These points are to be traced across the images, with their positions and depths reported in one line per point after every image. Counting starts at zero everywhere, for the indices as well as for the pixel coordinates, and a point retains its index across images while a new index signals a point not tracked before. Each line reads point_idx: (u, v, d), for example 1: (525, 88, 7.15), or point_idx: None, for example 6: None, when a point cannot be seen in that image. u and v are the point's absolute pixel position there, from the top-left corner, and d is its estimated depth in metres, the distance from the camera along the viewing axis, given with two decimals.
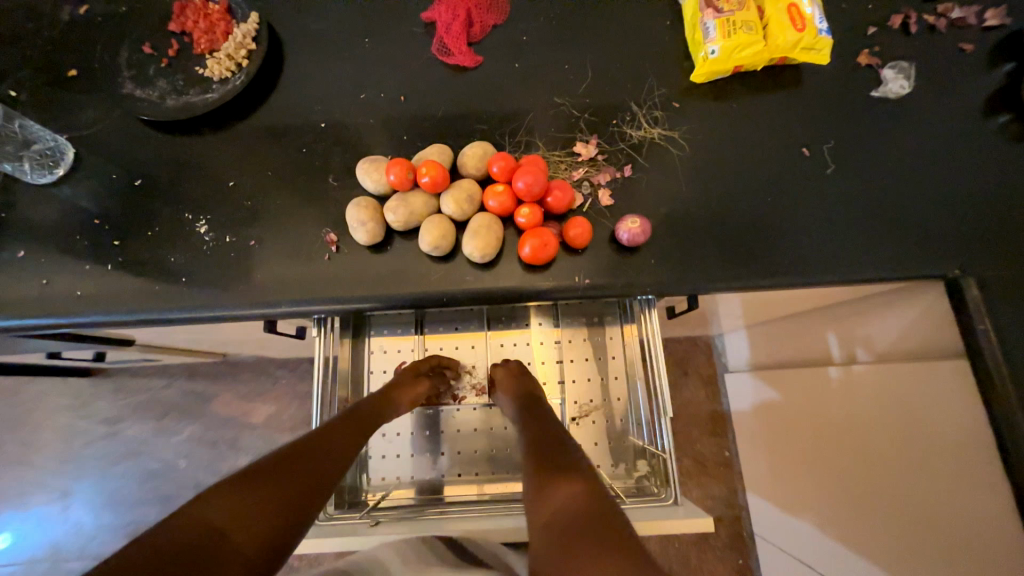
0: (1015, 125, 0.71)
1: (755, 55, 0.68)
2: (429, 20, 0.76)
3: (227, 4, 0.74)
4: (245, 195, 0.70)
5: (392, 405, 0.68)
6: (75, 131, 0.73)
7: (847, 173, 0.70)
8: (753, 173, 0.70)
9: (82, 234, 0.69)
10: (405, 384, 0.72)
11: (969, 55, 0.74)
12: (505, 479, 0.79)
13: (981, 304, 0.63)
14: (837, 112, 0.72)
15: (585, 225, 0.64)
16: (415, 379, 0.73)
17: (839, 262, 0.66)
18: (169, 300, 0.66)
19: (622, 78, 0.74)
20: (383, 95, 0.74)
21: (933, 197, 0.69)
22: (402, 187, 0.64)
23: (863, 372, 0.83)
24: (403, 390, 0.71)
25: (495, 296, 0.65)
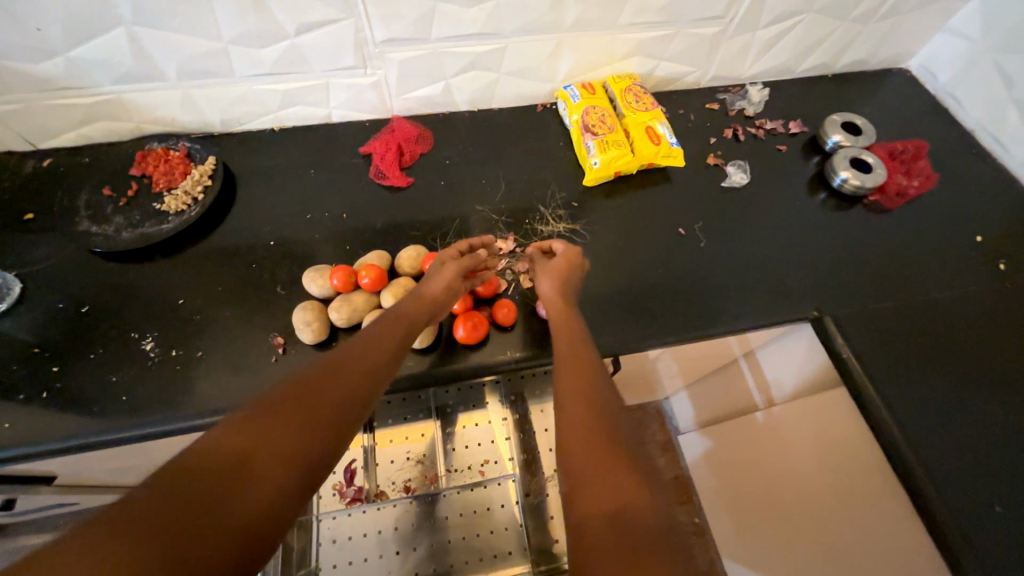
0: (830, 199, 0.93)
1: (628, 162, 0.88)
2: (366, 153, 0.92)
3: (187, 151, 0.86)
4: (195, 310, 0.75)
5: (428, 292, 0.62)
6: (23, 267, 0.77)
7: (717, 245, 0.86)
8: (645, 250, 0.85)
9: (17, 365, 0.69)
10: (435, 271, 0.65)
11: (786, 153, 0.99)
12: (462, 571, 0.85)
13: (839, 336, 0.78)
14: (700, 199, 0.91)
15: (510, 306, 0.74)
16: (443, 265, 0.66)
17: (726, 315, 0.79)
18: (107, 420, 0.66)
19: (530, 187, 0.90)
20: (327, 214, 0.85)
21: (785, 257, 0.86)
22: (344, 289, 0.72)
23: (781, 413, 0.93)
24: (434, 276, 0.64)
25: (435, 377, 0.71)
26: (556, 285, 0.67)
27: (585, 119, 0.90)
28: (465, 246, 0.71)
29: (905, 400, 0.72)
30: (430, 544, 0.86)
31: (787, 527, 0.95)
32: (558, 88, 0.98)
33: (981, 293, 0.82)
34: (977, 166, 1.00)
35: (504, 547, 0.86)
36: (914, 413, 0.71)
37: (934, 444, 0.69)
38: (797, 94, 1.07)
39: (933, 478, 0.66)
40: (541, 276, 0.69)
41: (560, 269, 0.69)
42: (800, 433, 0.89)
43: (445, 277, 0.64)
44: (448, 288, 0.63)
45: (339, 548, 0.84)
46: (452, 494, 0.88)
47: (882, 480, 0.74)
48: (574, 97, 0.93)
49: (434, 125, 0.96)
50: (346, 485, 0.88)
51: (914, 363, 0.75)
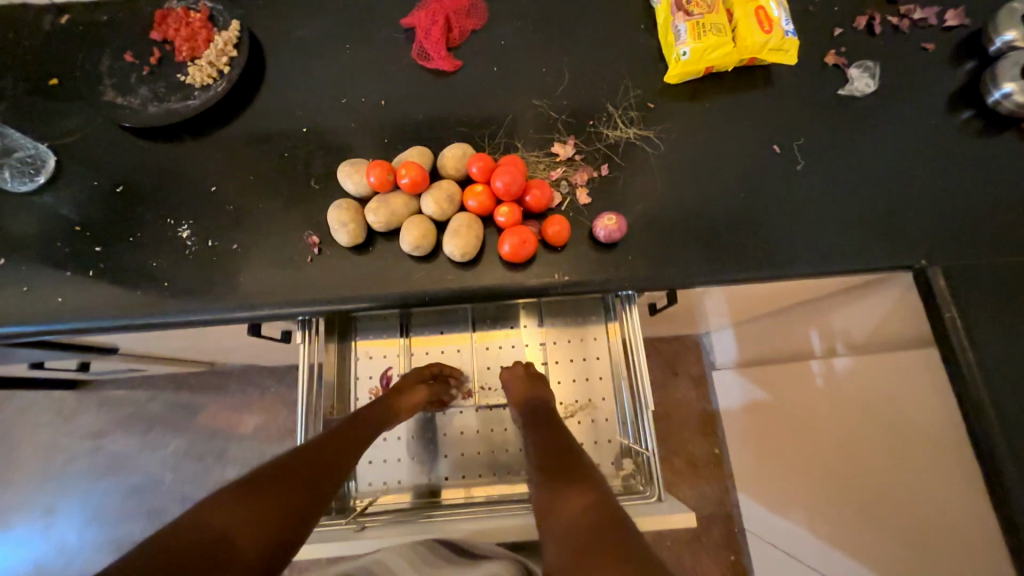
0: (976, 121, 0.74)
1: (725, 56, 0.71)
2: (408, 26, 0.78)
3: (208, 13, 0.75)
4: (228, 199, 0.70)
5: (392, 411, 0.71)
6: (55, 140, 0.73)
7: (816, 169, 0.72)
8: (726, 170, 0.71)
9: (63, 242, 0.69)
10: (404, 390, 0.74)
11: (931, 54, 0.77)
12: (493, 482, 0.80)
13: (947, 292, 0.66)
14: (806, 110, 0.74)
15: (562, 222, 0.65)
16: (414, 385, 0.75)
17: (812, 255, 0.68)
18: (152, 305, 0.66)
19: (597, 81, 0.75)
20: (363, 100, 0.75)
21: (900, 190, 0.71)
22: (382, 189, 0.65)
23: (841, 368, 0.85)
24: (402, 397, 0.73)
25: (475, 294, 0.66)
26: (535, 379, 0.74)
27: None
28: (436, 368, 0.79)
29: (1009, 373, 0.63)
30: (461, 452, 0.82)
31: (827, 480, 0.92)
32: None
33: None
34: None
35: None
36: (1014, 388, 0.62)
37: None
38: None
39: (1016, 461, 0.60)
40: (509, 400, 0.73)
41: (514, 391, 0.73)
42: (860, 395, 0.81)
43: (408, 405, 0.73)
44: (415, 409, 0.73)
45: None
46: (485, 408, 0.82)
47: (956, 453, 0.66)
48: None
49: None
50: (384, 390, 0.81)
51: None
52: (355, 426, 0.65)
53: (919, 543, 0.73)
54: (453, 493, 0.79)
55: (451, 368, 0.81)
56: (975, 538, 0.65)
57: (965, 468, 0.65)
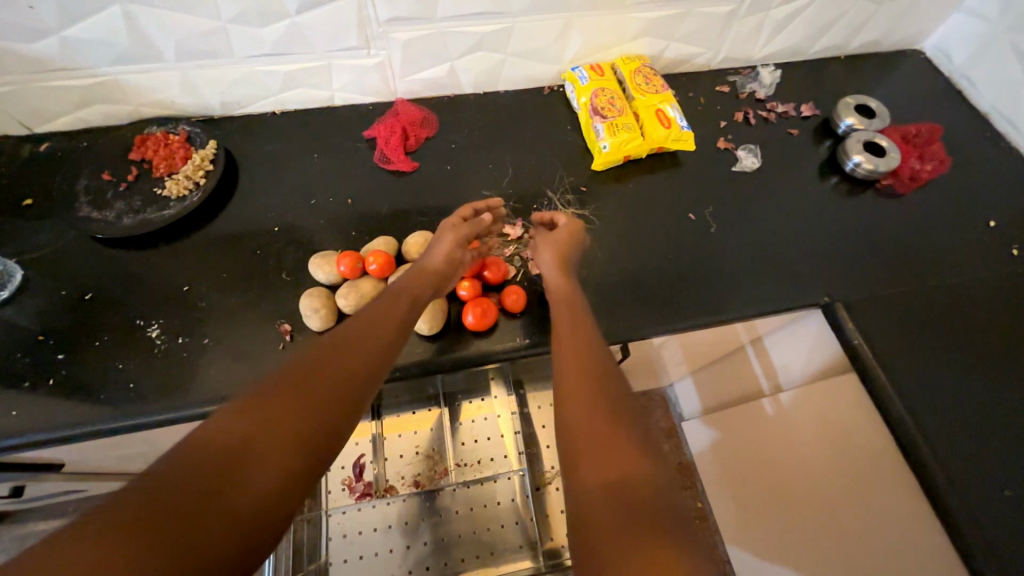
0: (841, 184, 0.92)
1: (638, 146, 0.86)
2: (370, 137, 0.90)
3: (186, 135, 0.84)
4: (200, 296, 0.74)
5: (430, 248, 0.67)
6: (24, 255, 0.75)
7: (727, 230, 0.85)
8: (655, 235, 0.84)
9: (22, 353, 0.68)
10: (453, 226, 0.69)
11: (797, 136, 0.97)
12: (475, 566, 0.84)
13: (852, 322, 0.77)
14: (709, 184, 0.90)
15: (519, 291, 0.73)
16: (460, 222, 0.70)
17: (737, 301, 0.79)
18: (114, 407, 0.65)
19: (537, 172, 0.88)
20: (332, 200, 0.84)
21: (796, 241, 0.85)
22: (352, 275, 0.71)
23: (789, 400, 0.93)
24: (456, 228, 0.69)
25: (444, 365, 0.70)
26: (551, 256, 0.69)
27: (594, 102, 0.88)
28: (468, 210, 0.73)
29: (917, 386, 0.72)
30: (443, 537, 0.86)
31: (791, 516, 0.97)
32: (565, 70, 0.95)
33: (992, 277, 0.82)
34: (991, 149, 0.98)
35: (516, 543, 0.84)
36: (924, 399, 0.71)
37: (946, 430, 0.69)
38: (809, 75, 1.05)
39: (942, 463, 0.67)
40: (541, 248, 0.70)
41: (561, 240, 0.71)
42: (808, 423, 0.89)
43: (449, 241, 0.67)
44: (452, 257, 0.66)
45: (335, 546, 0.84)
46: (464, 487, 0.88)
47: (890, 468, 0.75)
48: (582, 78, 0.91)
49: (439, 108, 0.94)
50: (357, 479, 0.90)
51: (925, 349, 0.75)
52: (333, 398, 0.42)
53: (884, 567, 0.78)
54: None
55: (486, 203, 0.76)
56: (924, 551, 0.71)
57: (907, 484, 0.72)
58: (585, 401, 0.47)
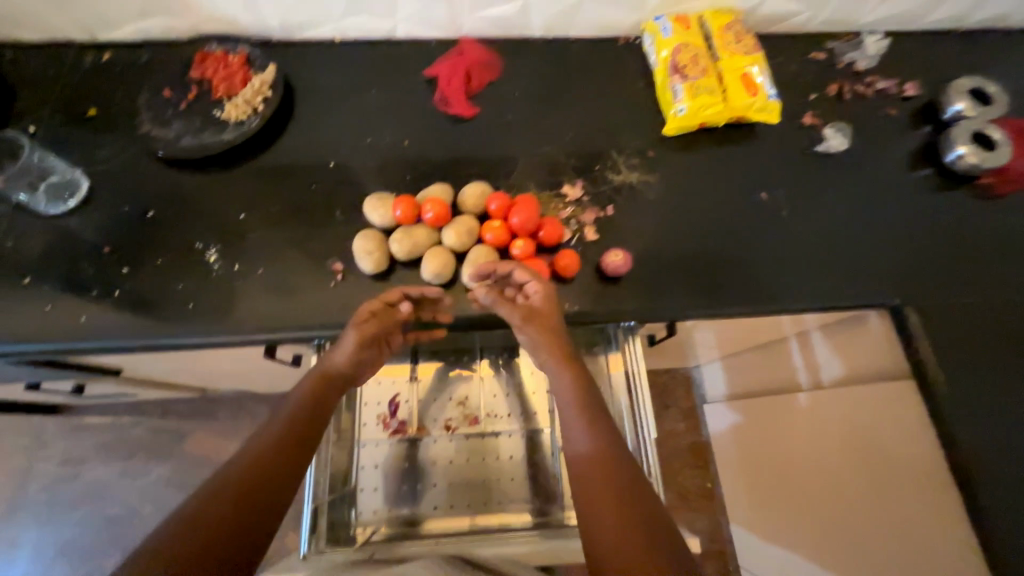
0: (935, 177, 0.84)
1: (717, 113, 0.79)
2: (431, 76, 0.85)
3: (246, 56, 0.82)
4: (255, 226, 0.74)
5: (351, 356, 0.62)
6: (89, 166, 0.76)
7: (799, 214, 0.79)
8: (720, 213, 0.78)
9: (88, 264, 0.71)
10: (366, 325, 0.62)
11: (894, 119, 0.88)
12: (480, 511, 0.84)
13: (922, 329, 0.73)
14: (787, 163, 0.83)
15: (574, 256, 0.70)
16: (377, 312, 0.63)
17: (798, 292, 0.74)
18: (174, 325, 0.68)
19: (602, 131, 0.83)
20: (387, 140, 0.81)
21: (873, 236, 0.79)
22: (406, 221, 0.69)
23: (824, 397, 0.90)
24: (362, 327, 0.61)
25: (490, 321, 0.69)
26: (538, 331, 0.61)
27: (675, 58, 0.80)
28: (394, 297, 0.65)
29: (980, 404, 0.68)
30: (449, 481, 0.85)
31: (811, 511, 0.95)
32: (646, 19, 0.87)
33: None
34: None
35: (522, 496, 0.84)
36: (981, 425, 0.68)
37: (997, 458, 0.67)
38: (921, 49, 0.93)
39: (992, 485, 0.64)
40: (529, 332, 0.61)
41: (546, 315, 0.62)
42: (843, 424, 0.85)
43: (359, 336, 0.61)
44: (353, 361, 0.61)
45: (364, 475, 0.84)
46: (472, 436, 0.87)
47: (927, 479, 0.71)
48: (665, 31, 0.83)
49: (504, 51, 0.88)
50: (391, 416, 0.87)
51: (997, 367, 0.70)
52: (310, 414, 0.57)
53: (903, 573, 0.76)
54: (459, 519, 0.83)
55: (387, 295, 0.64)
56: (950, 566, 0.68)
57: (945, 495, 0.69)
58: (622, 512, 0.48)
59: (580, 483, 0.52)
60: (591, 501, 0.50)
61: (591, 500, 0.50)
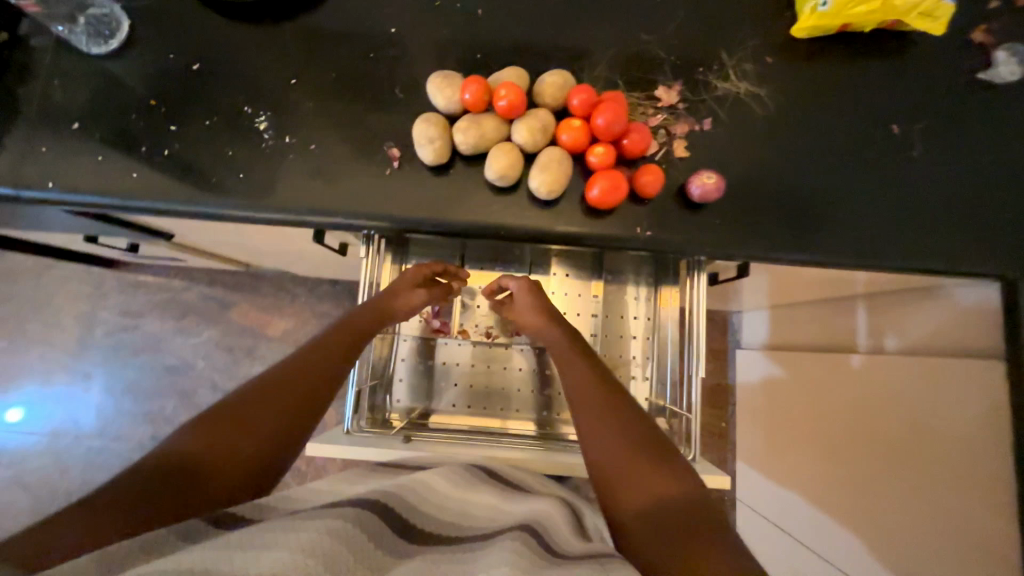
0: None
1: (868, 13, 0.63)
2: None
3: None
4: (307, 95, 0.67)
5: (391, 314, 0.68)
6: (129, 2, 0.68)
7: (931, 157, 0.67)
8: (836, 144, 0.66)
9: (136, 117, 0.66)
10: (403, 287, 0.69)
11: None
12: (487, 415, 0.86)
13: None
14: (935, 91, 0.68)
15: (657, 173, 0.62)
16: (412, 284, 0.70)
17: (904, 248, 0.65)
18: (224, 194, 0.64)
19: (713, 23, 0.68)
20: (458, 6, 0.69)
21: (1014, 195, 0.67)
22: (475, 108, 0.61)
23: (888, 361, 0.86)
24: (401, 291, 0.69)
25: (553, 234, 0.64)
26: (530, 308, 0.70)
27: None
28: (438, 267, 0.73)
29: None
30: (470, 383, 0.87)
31: (833, 462, 0.97)
32: None
33: None
34: None
35: (556, 409, 0.86)
36: None
37: None
38: None
39: None
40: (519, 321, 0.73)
41: (528, 302, 0.70)
42: (911, 394, 0.81)
43: (407, 305, 0.70)
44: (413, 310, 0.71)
45: (403, 367, 0.86)
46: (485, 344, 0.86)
47: (983, 460, 0.69)
48: None
49: None
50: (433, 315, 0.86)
51: None
52: (357, 326, 0.64)
53: (920, 534, 0.78)
54: (491, 420, 0.86)
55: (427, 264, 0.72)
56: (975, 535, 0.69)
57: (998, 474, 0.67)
58: (616, 422, 0.55)
59: (581, 409, 0.58)
60: (592, 419, 0.56)
61: (592, 420, 0.56)
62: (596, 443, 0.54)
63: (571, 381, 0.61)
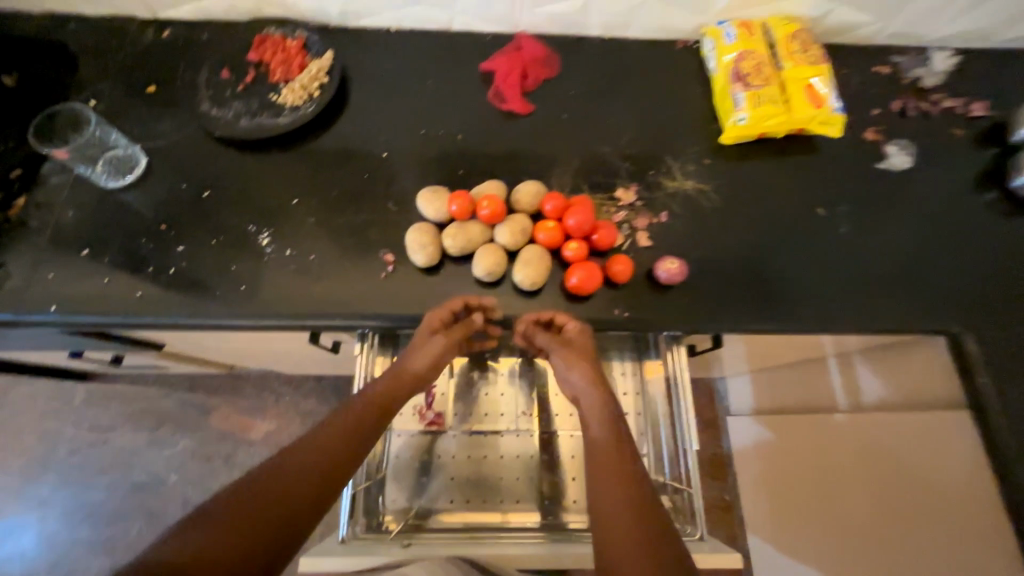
0: (1003, 202, 0.80)
1: (779, 124, 0.77)
2: (487, 71, 0.84)
3: (303, 40, 0.82)
4: (307, 212, 0.74)
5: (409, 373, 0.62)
6: (149, 142, 0.77)
7: (858, 232, 0.77)
8: (775, 227, 0.77)
9: (146, 240, 0.71)
10: (420, 345, 0.64)
11: (960, 138, 0.85)
12: (487, 509, 0.82)
13: (981, 358, 0.70)
14: (847, 180, 0.81)
15: (627, 262, 0.69)
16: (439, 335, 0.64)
17: (854, 312, 0.72)
18: (226, 305, 0.68)
19: (657, 135, 0.82)
20: (442, 132, 0.80)
21: (935, 259, 0.77)
22: (461, 217, 0.69)
23: (873, 418, 0.87)
24: (414, 351, 0.64)
25: (538, 322, 0.69)
26: (591, 370, 0.62)
27: (738, 65, 0.79)
28: (459, 306, 0.66)
29: None
30: (465, 477, 0.84)
31: (849, 525, 0.93)
32: (708, 24, 0.85)
33: None
34: None
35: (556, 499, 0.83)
36: None
37: None
38: (991, 68, 0.89)
39: None
40: (568, 360, 0.62)
41: (576, 352, 0.63)
42: (895, 446, 0.82)
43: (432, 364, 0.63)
44: (435, 361, 0.63)
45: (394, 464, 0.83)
46: (478, 432, 0.85)
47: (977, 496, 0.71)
48: (728, 36, 0.81)
49: (561, 49, 0.87)
50: (427, 407, 0.86)
51: None
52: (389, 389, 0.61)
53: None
54: (490, 514, 0.82)
55: (452, 303, 0.66)
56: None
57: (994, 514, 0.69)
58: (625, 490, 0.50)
59: (598, 467, 0.53)
60: (607, 486, 0.51)
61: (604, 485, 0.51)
62: (613, 514, 0.48)
63: (591, 442, 0.56)
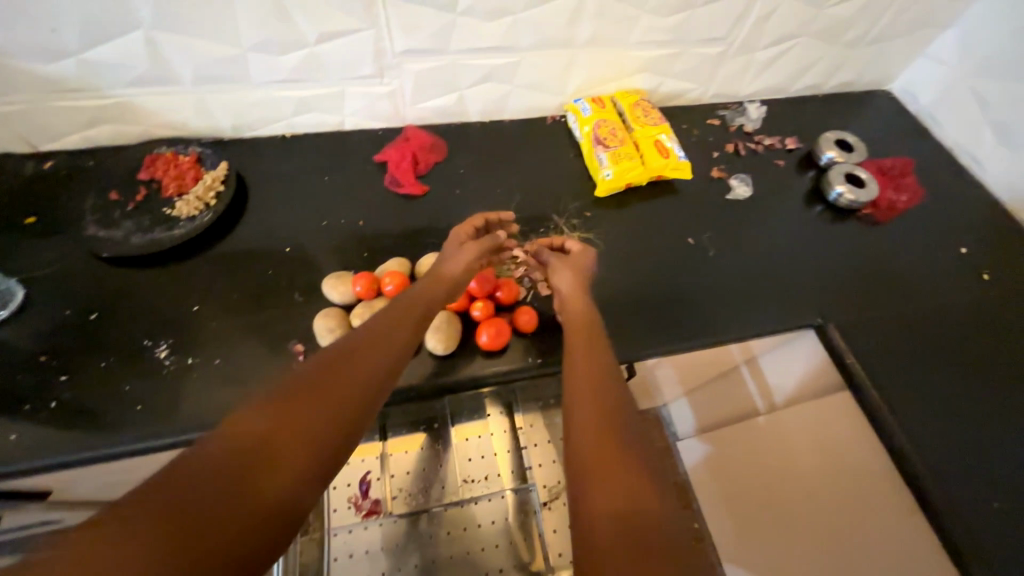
0: (827, 212, 0.98)
1: (639, 174, 0.91)
2: (381, 161, 0.92)
3: (197, 155, 0.85)
4: (210, 317, 0.73)
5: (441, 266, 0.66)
6: (28, 273, 0.74)
7: (724, 253, 0.90)
8: (656, 260, 0.87)
9: (21, 377, 0.66)
10: (451, 253, 0.69)
11: (783, 167, 1.04)
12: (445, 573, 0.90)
13: (844, 343, 0.83)
14: (706, 212, 0.95)
15: (531, 312, 0.74)
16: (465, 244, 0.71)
17: (736, 322, 0.82)
18: (120, 429, 0.63)
19: (542, 197, 0.92)
20: (343, 221, 0.85)
21: (788, 265, 0.90)
22: (367, 296, 0.72)
23: (788, 415, 0.94)
24: (450, 258, 0.68)
25: (457, 384, 0.71)
26: (572, 275, 0.70)
27: (596, 132, 0.92)
28: (479, 223, 0.77)
29: (903, 396, 0.79)
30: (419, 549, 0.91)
31: (782, 528, 0.97)
32: (567, 102, 1.00)
33: (970, 303, 0.89)
34: (957, 183, 1.06)
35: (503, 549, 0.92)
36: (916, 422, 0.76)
37: (939, 453, 0.74)
38: (792, 111, 1.12)
39: (933, 479, 0.72)
40: (561, 270, 0.71)
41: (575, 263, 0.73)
42: (803, 438, 0.91)
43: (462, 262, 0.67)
44: (468, 267, 0.67)
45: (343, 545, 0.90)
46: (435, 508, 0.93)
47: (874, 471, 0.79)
48: (585, 110, 0.96)
49: (447, 135, 0.97)
50: (364, 496, 0.93)
51: (908, 368, 0.81)
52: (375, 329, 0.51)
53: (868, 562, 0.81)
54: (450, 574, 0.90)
55: (481, 216, 0.78)
56: (921, 554, 0.73)
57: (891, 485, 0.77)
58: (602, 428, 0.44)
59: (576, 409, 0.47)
60: (583, 426, 0.44)
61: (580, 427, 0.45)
62: (593, 450, 0.42)
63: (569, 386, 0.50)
